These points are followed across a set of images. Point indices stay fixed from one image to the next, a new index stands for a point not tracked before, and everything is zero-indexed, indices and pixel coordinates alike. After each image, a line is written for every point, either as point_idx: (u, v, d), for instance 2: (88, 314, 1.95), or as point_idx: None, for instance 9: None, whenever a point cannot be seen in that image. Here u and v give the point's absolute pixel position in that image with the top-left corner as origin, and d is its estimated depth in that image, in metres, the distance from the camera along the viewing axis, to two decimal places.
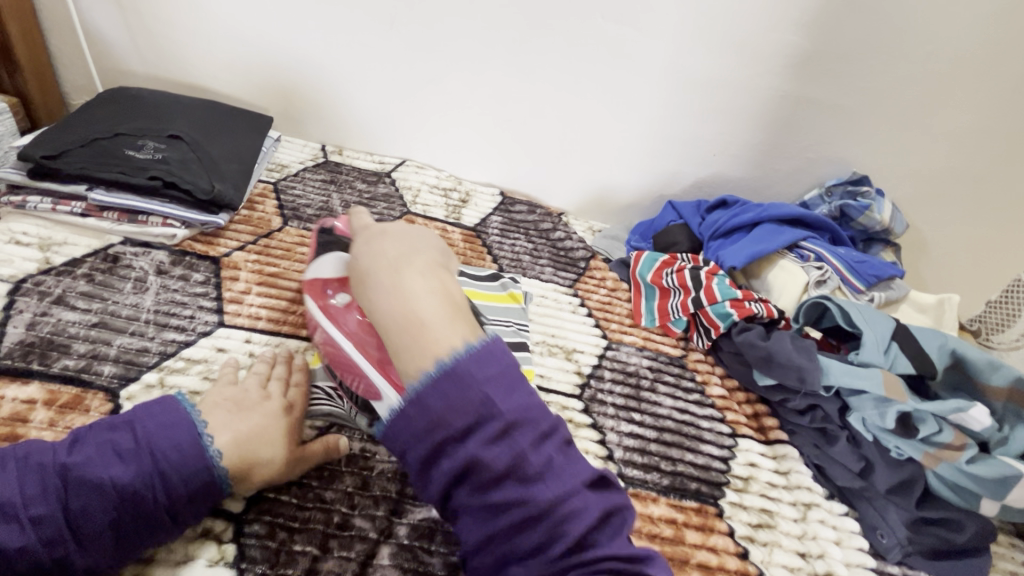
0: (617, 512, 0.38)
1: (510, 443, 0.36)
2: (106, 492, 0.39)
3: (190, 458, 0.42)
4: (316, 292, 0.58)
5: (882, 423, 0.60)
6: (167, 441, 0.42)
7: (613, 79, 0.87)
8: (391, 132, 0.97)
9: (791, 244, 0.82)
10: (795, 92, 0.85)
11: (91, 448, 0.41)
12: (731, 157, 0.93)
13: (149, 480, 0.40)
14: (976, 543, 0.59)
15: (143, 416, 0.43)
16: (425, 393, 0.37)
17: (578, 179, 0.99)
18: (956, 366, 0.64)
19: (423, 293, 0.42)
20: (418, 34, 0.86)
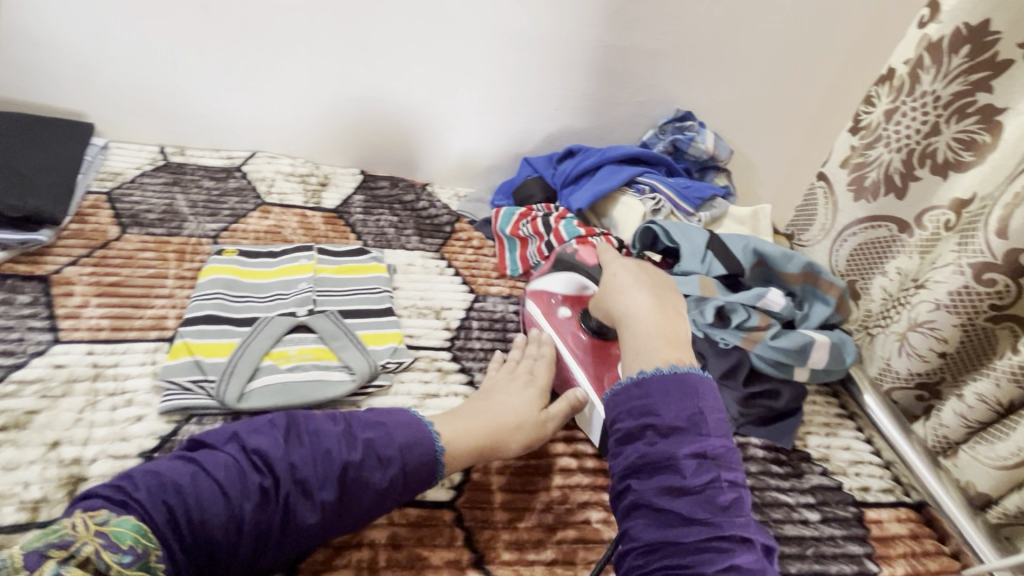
0: (717, 460, 0.45)
1: (705, 464, 0.44)
2: (311, 493, 0.45)
3: (422, 474, 0.50)
4: (543, 299, 0.70)
5: (704, 318, 0.70)
6: (416, 456, 0.50)
7: (447, 47, 0.90)
8: (236, 125, 0.94)
9: (629, 181, 0.89)
10: (614, 42, 0.93)
11: (362, 448, 0.48)
12: (574, 108, 1.00)
13: (395, 483, 0.48)
14: (790, 405, 0.70)
15: (395, 424, 0.51)
16: (653, 381, 0.48)
17: (437, 150, 1.02)
18: (761, 261, 0.74)
19: (634, 292, 0.56)
20: (237, 18, 0.83)
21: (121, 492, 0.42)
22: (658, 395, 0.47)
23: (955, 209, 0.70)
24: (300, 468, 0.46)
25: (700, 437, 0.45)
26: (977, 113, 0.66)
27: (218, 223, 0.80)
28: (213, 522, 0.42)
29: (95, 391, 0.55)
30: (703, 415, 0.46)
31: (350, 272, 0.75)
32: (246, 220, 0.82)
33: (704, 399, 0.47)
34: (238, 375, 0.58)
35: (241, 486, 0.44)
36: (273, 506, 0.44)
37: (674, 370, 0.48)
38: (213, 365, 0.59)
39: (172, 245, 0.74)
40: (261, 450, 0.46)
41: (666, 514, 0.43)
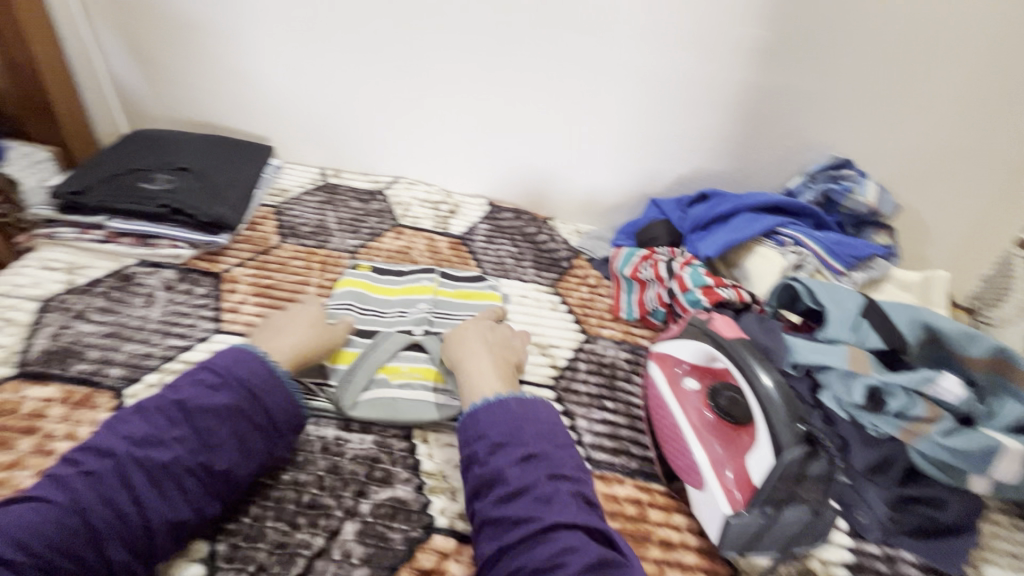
0: (541, 462, 0.46)
1: (528, 467, 0.46)
2: (223, 412, 0.49)
3: (278, 394, 0.52)
4: (667, 365, 0.66)
5: (850, 397, 0.60)
6: (246, 368, 0.51)
7: (585, 84, 0.90)
8: (383, 153, 1.03)
9: (768, 232, 0.82)
10: (763, 83, 0.87)
11: (191, 387, 0.49)
12: (710, 151, 0.94)
13: (244, 397, 0.50)
14: (963, 522, 0.57)
15: (216, 361, 0.52)
16: (504, 403, 0.50)
17: (562, 186, 1.02)
18: (931, 340, 0.63)
19: (478, 343, 0.60)
20: (398, 58, 0.92)
21: (56, 473, 0.44)
22: (484, 420, 0.49)
23: None
24: (198, 401, 0.48)
25: (523, 447, 0.47)
26: None
27: (358, 241, 0.88)
28: (139, 477, 0.44)
29: None
30: (523, 428, 0.48)
31: (465, 298, 0.77)
32: (381, 239, 0.89)
33: (536, 420, 0.50)
34: (353, 384, 0.61)
35: (148, 434, 0.46)
36: (188, 437, 0.47)
37: (499, 398, 0.51)
38: (335, 371, 0.63)
39: (318, 257, 0.83)
40: (152, 413, 0.48)
41: (500, 514, 0.44)
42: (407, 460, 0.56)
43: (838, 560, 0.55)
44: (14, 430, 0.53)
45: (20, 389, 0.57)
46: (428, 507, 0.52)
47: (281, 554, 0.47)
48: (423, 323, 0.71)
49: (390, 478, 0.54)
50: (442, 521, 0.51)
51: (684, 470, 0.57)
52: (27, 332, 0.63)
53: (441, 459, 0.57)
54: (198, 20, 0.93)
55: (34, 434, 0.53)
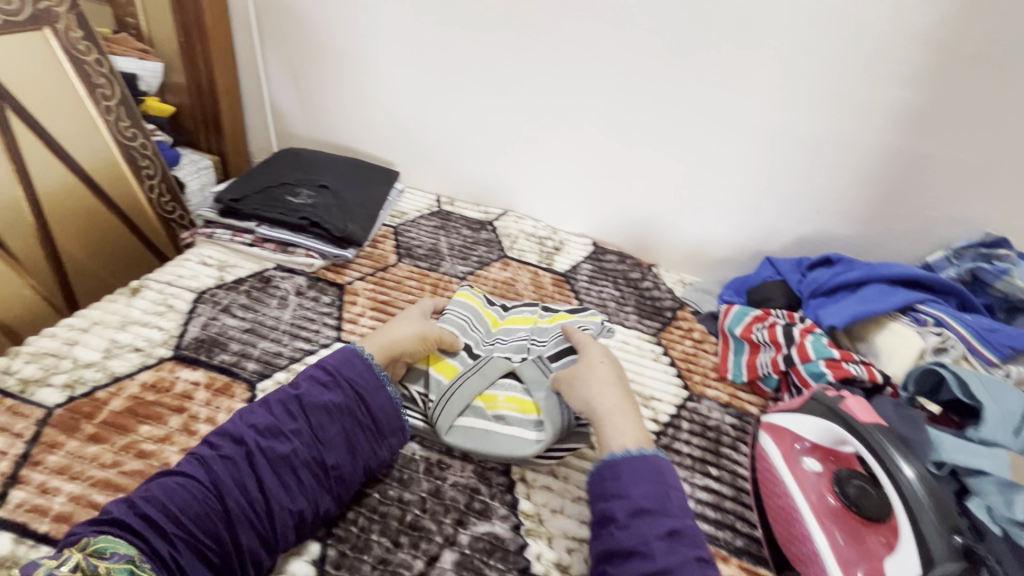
0: (684, 540, 0.47)
1: (675, 544, 0.46)
2: (336, 411, 0.54)
3: (375, 386, 0.57)
4: (784, 440, 0.61)
5: (1010, 512, 0.52)
6: (352, 370, 0.57)
7: (709, 136, 0.89)
8: (496, 185, 1.08)
9: (904, 306, 0.75)
10: (908, 148, 0.81)
11: (306, 383, 0.56)
12: (839, 214, 0.89)
13: (354, 401, 0.56)
14: None
15: (327, 359, 0.58)
16: (639, 463, 0.51)
17: (671, 234, 1.01)
18: None
19: (603, 388, 0.58)
20: (525, 99, 0.97)
21: (197, 455, 0.49)
22: (634, 486, 0.49)
23: None
24: (312, 398, 0.54)
25: (669, 519, 0.47)
26: None
27: (467, 268, 0.91)
28: (265, 467, 0.49)
29: None
30: (670, 498, 0.49)
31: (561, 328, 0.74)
32: (489, 268, 0.92)
33: (669, 484, 0.50)
34: (451, 405, 0.60)
35: (273, 425, 0.52)
36: (304, 433, 0.52)
37: (642, 453, 0.52)
38: (436, 383, 0.63)
39: (430, 279, 0.87)
40: (274, 406, 0.54)
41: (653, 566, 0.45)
42: (505, 496, 0.56)
43: None
44: (167, 407, 0.59)
45: (175, 370, 0.63)
46: (524, 549, 0.52)
47: (383, 570, 0.49)
48: (522, 351, 0.70)
49: (488, 511, 0.54)
50: (537, 567, 0.51)
51: (802, 559, 0.54)
52: (184, 319, 0.70)
53: (538, 501, 0.56)
54: (351, 55, 1.03)
55: (183, 413, 0.59)
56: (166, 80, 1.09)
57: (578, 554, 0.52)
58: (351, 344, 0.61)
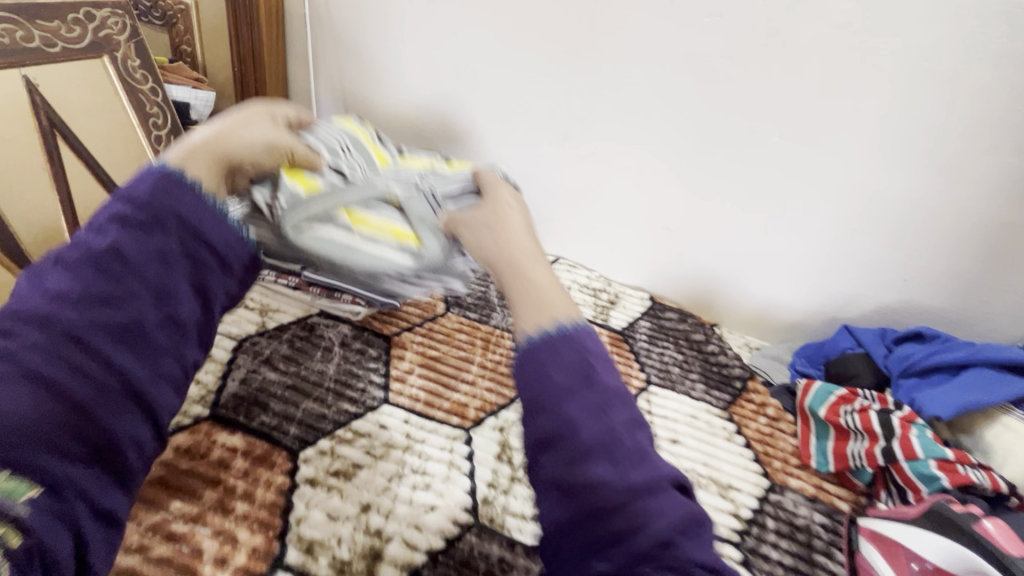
0: (625, 441, 0.36)
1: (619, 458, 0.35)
2: (171, 243, 0.42)
3: (205, 216, 0.44)
4: (897, 559, 0.54)
5: None
6: (154, 244, 0.42)
7: (787, 192, 0.83)
8: (548, 231, 1.02)
9: (1018, 398, 0.67)
10: (1016, 219, 0.74)
11: (79, 270, 0.40)
12: (929, 285, 0.82)
13: (167, 255, 0.42)
14: None
15: (107, 219, 0.42)
16: (559, 340, 0.39)
17: (736, 293, 0.94)
18: None
19: (521, 243, 0.50)
20: (587, 145, 0.92)
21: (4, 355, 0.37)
22: (587, 346, 0.39)
23: None
24: (132, 246, 0.41)
25: (592, 390, 0.37)
26: None
27: None
28: (121, 358, 0.39)
29: (403, 463, 0.58)
30: (595, 370, 0.38)
31: (396, 235, 0.62)
32: None
33: (590, 352, 0.39)
34: (304, 210, 0.58)
35: (104, 294, 0.39)
36: (151, 282, 0.41)
37: (564, 332, 0.39)
38: (292, 193, 0.58)
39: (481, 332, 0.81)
40: (27, 313, 0.38)
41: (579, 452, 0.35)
42: None
43: None
44: (202, 479, 0.53)
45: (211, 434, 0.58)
46: None
47: None
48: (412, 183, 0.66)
49: None
50: None
51: None
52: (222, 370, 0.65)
53: None
54: (407, 92, 1.01)
55: (218, 487, 0.53)
56: (216, 109, 1.07)
57: None
58: (160, 162, 0.45)
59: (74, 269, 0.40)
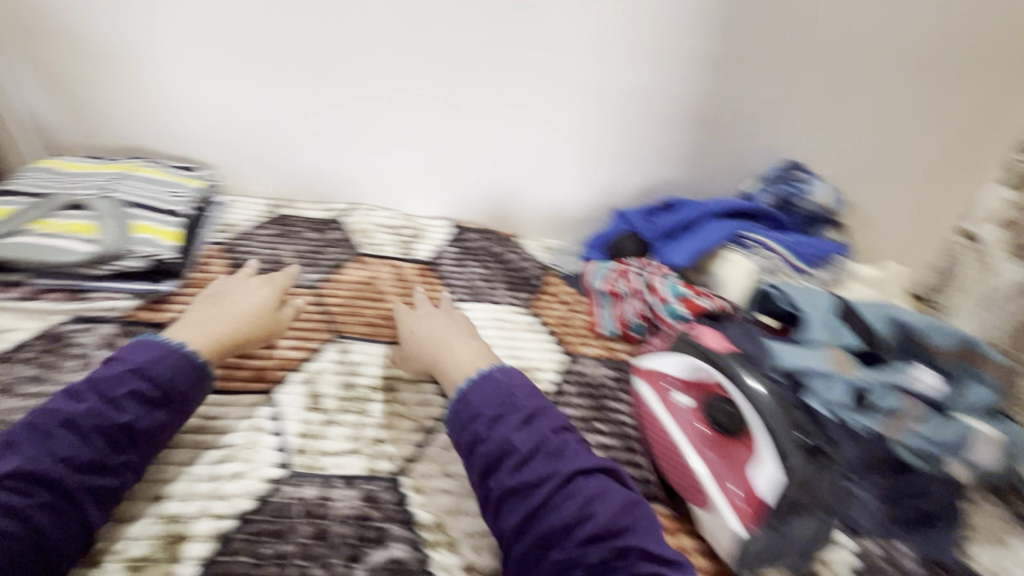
0: (538, 456, 0.49)
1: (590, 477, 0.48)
2: (128, 398, 0.49)
3: (164, 363, 0.52)
4: (654, 381, 0.65)
5: (836, 396, 0.61)
6: (145, 354, 0.52)
7: (542, 99, 0.90)
8: (337, 179, 0.99)
9: (734, 237, 0.84)
10: (715, 93, 0.88)
11: (86, 405, 0.48)
12: (669, 161, 0.96)
13: (137, 390, 0.50)
14: (945, 509, 0.60)
15: (128, 354, 0.52)
16: (519, 377, 0.56)
17: (527, 202, 1.01)
18: (902, 334, 0.65)
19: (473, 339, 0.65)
20: (345, 80, 0.88)
21: (2, 505, 0.42)
22: (476, 399, 0.53)
23: None
24: (139, 422, 0.49)
25: (517, 411, 0.52)
26: None
27: (318, 275, 0.83)
28: (87, 488, 0.45)
29: (199, 443, 0.56)
30: (513, 395, 0.53)
31: (77, 229, 0.73)
32: (344, 271, 0.85)
33: (512, 387, 0.54)
34: None
35: (76, 437, 0.46)
36: (119, 437, 0.48)
37: (485, 374, 0.55)
38: None
39: None
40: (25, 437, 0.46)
41: (519, 492, 0.47)
42: (398, 515, 0.53)
43: (847, 564, 0.55)
44: None
45: None
46: (427, 564, 0.49)
47: None
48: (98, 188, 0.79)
49: (381, 536, 0.51)
50: None
51: (687, 485, 0.58)
52: None
53: (436, 508, 0.54)
54: (119, 47, 0.86)
55: None
56: None
57: (485, 548, 0.51)
58: (142, 335, 0.55)
59: (50, 410, 0.48)
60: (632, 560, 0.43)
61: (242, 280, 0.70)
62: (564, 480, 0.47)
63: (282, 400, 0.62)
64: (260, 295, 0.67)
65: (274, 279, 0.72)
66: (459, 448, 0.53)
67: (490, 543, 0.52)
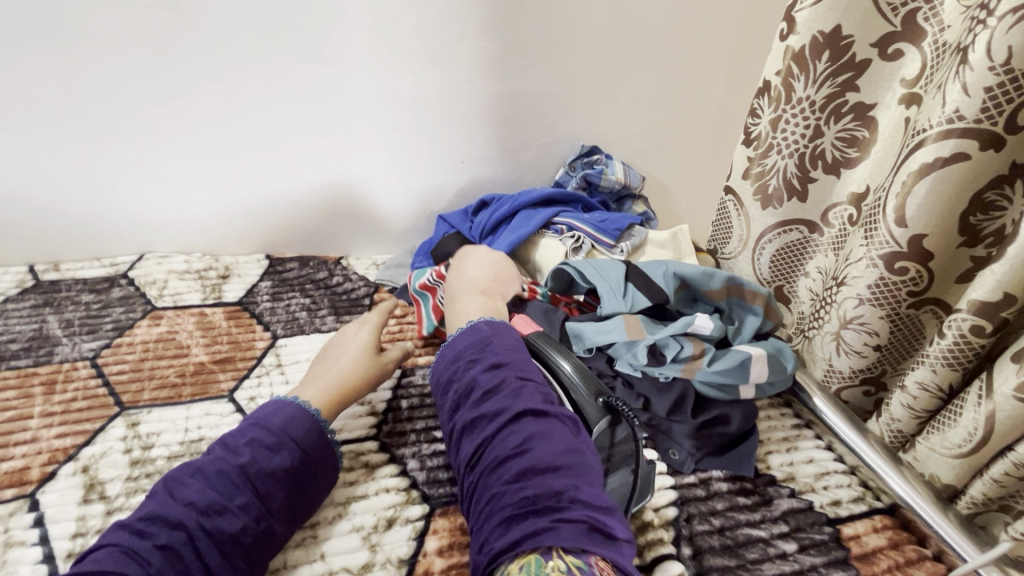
0: (498, 398, 0.54)
1: (539, 420, 0.52)
2: (256, 464, 0.51)
3: (305, 424, 0.55)
4: None
5: (637, 360, 0.68)
6: (283, 416, 0.55)
7: (333, 114, 0.87)
8: (116, 228, 0.88)
9: (546, 223, 0.88)
10: (505, 91, 0.92)
11: (217, 476, 0.50)
12: (480, 160, 0.98)
13: (267, 459, 0.52)
14: (745, 427, 0.67)
15: (261, 417, 0.55)
16: (497, 329, 0.62)
17: (346, 217, 0.97)
18: (683, 286, 0.73)
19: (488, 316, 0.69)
20: (95, 117, 0.79)
21: (121, 546, 0.45)
22: (459, 343, 0.61)
23: (855, 203, 0.71)
24: (258, 464, 0.51)
25: (489, 359, 0.58)
26: (851, 113, 0.67)
27: (98, 342, 0.72)
28: (208, 553, 0.46)
29: None
30: (492, 343, 0.60)
31: None
32: (133, 330, 0.74)
33: (492, 337, 0.61)
34: None
35: (206, 506, 0.48)
36: (241, 505, 0.49)
37: (469, 326, 0.63)
38: None
39: (40, 377, 0.66)
40: (156, 515, 0.47)
41: (475, 428, 0.53)
42: None
43: (667, 502, 0.61)
44: None
45: None
46: None
47: None
48: None
49: None
50: None
51: None
52: None
53: None
54: None
55: None
56: None
57: None
58: (291, 397, 0.59)
59: (229, 454, 0.52)
60: (562, 502, 0.45)
61: (336, 336, 0.72)
62: (511, 414, 0.52)
63: (45, 501, 0.53)
64: (359, 339, 0.70)
65: (365, 321, 0.74)
66: (438, 386, 0.60)
67: None
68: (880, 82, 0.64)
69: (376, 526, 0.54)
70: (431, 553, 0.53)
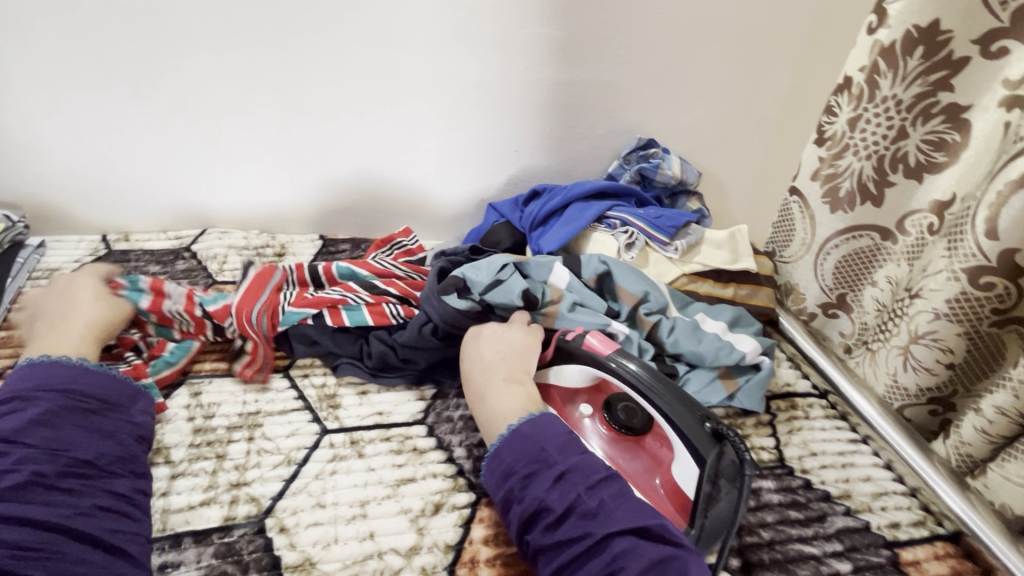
0: (575, 518, 0.47)
1: (620, 538, 0.45)
2: (43, 414, 0.51)
3: (41, 375, 0.54)
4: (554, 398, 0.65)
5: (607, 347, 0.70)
6: (12, 385, 0.53)
7: (392, 98, 0.87)
8: (183, 202, 0.92)
9: (598, 217, 0.87)
10: (565, 79, 0.90)
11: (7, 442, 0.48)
12: (533, 150, 0.97)
13: (53, 399, 0.52)
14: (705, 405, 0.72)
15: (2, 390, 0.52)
16: (541, 418, 0.54)
17: (399, 201, 0.99)
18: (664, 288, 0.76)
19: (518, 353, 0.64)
20: (167, 96, 0.81)
21: None
22: (508, 455, 0.52)
23: (936, 211, 0.66)
24: (9, 422, 0.49)
25: (551, 468, 0.50)
26: (943, 114, 0.62)
27: None
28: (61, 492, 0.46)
29: None
30: (545, 449, 0.51)
31: None
32: None
33: (540, 440, 0.52)
34: None
35: (29, 454, 0.47)
36: (66, 437, 0.50)
37: (511, 430, 0.54)
38: None
39: None
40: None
41: (554, 553, 0.46)
42: (263, 559, 0.50)
43: None
44: None
45: None
46: None
47: None
48: None
49: None
50: None
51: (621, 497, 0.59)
52: None
53: (306, 544, 0.52)
54: None
55: None
56: None
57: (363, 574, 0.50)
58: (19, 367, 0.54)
59: (26, 410, 0.50)
60: None
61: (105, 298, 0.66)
62: (595, 536, 0.45)
63: None
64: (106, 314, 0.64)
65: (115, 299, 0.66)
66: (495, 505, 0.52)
67: (367, 568, 0.50)
68: (978, 82, 0.60)
69: (424, 510, 0.55)
70: (477, 541, 0.53)
